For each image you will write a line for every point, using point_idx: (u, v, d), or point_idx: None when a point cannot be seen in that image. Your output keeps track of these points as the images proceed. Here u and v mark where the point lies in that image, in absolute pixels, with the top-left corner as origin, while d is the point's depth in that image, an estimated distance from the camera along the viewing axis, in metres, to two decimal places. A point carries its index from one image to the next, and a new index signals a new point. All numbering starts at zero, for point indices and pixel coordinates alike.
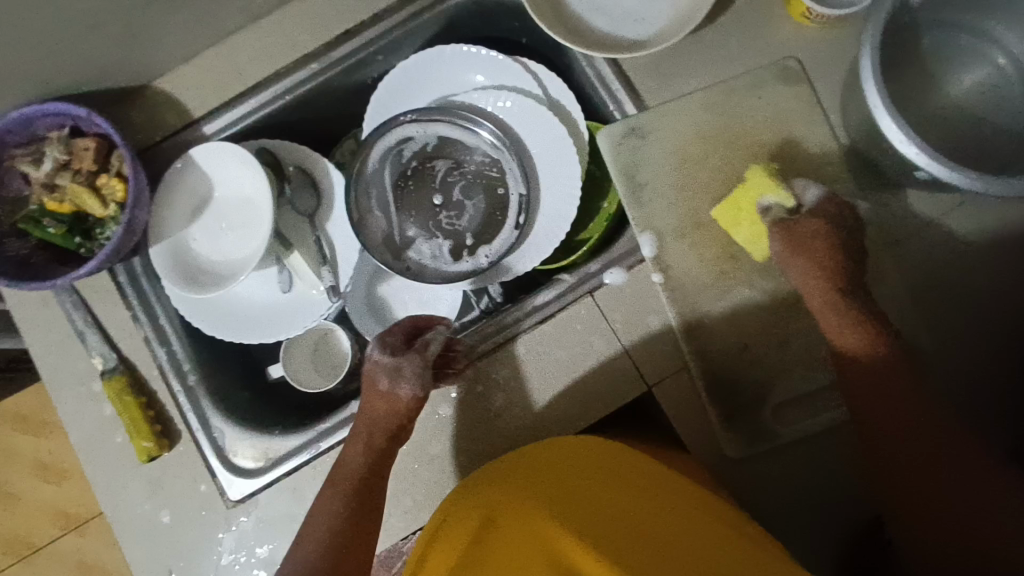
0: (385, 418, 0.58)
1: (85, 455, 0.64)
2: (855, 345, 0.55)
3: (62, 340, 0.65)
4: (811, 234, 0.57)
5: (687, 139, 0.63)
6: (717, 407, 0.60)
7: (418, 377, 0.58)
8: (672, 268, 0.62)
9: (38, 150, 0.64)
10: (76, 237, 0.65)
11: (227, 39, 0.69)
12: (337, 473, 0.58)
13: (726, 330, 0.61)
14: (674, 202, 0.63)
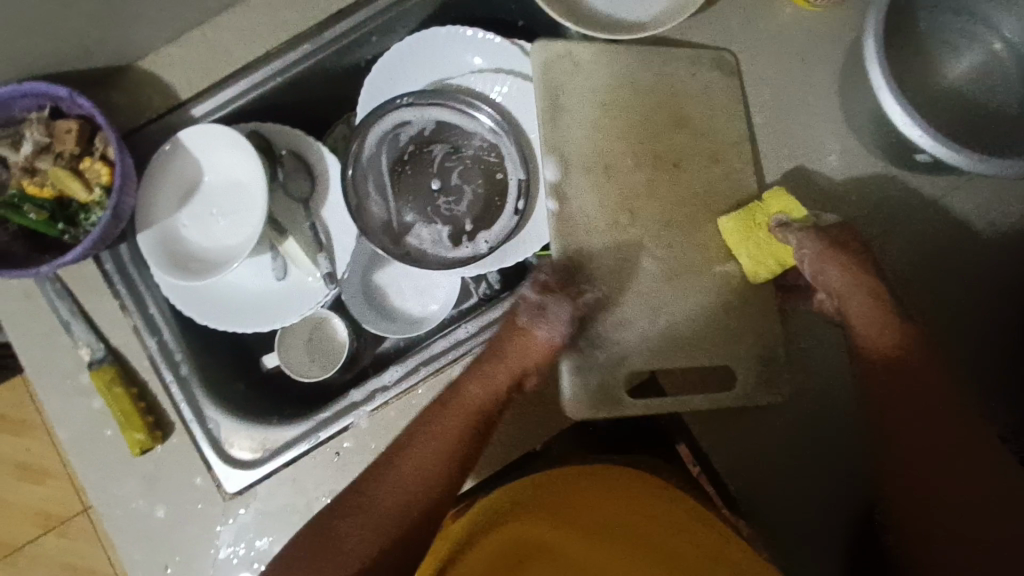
0: (520, 360, 0.57)
1: (74, 449, 0.61)
2: (890, 343, 0.52)
3: (47, 332, 0.63)
4: (845, 240, 0.55)
5: (613, 84, 0.62)
6: (592, 369, 0.58)
7: (565, 323, 0.57)
8: (569, 202, 0.60)
9: (17, 133, 0.61)
10: (59, 223, 0.62)
11: (214, 19, 0.66)
12: (450, 406, 0.57)
13: (615, 289, 0.59)
14: (587, 135, 0.61)
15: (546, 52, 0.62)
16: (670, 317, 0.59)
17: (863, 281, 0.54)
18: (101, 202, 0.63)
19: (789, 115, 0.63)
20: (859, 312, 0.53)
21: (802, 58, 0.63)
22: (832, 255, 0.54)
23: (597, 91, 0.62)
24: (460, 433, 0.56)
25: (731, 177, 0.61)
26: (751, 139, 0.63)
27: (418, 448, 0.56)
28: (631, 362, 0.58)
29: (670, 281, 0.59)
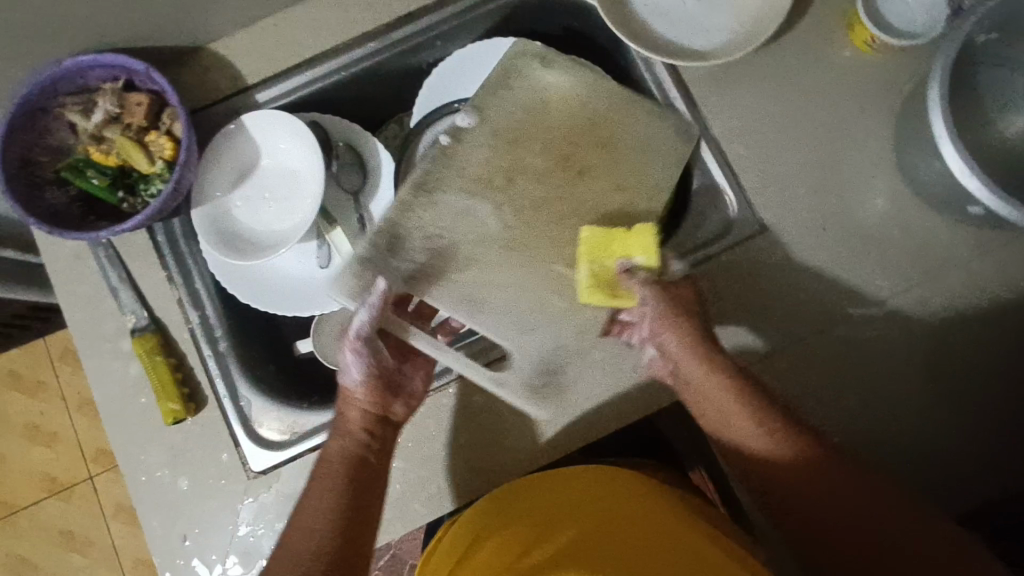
0: (352, 406, 0.57)
1: (106, 413, 0.62)
2: (795, 451, 0.52)
3: (93, 296, 0.64)
4: (683, 298, 0.57)
5: (556, 94, 0.65)
6: (386, 283, 0.60)
7: (364, 354, 0.55)
8: (465, 146, 0.64)
9: (89, 100, 0.63)
10: (120, 191, 0.65)
11: (287, 9, 0.68)
12: (320, 468, 0.54)
13: (425, 224, 0.62)
14: (508, 110, 0.65)
15: (533, 47, 0.66)
16: (496, 277, 0.62)
17: (694, 336, 0.55)
18: (161, 174, 0.65)
19: (841, 153, 0.63)
20: (692, 363, 0.55)
21: (857, 100, 0.63)
22: (666, 319, 0.56)
23: (534, 89, 0.65)
24: (341, 477, 0.53)
25: (777, 208, 0.62)
26: (801, 173, 0.63)
27: (307, 510, 0.52)
28: (427, 290, 0.61)
29: (506, 252, 0.62)
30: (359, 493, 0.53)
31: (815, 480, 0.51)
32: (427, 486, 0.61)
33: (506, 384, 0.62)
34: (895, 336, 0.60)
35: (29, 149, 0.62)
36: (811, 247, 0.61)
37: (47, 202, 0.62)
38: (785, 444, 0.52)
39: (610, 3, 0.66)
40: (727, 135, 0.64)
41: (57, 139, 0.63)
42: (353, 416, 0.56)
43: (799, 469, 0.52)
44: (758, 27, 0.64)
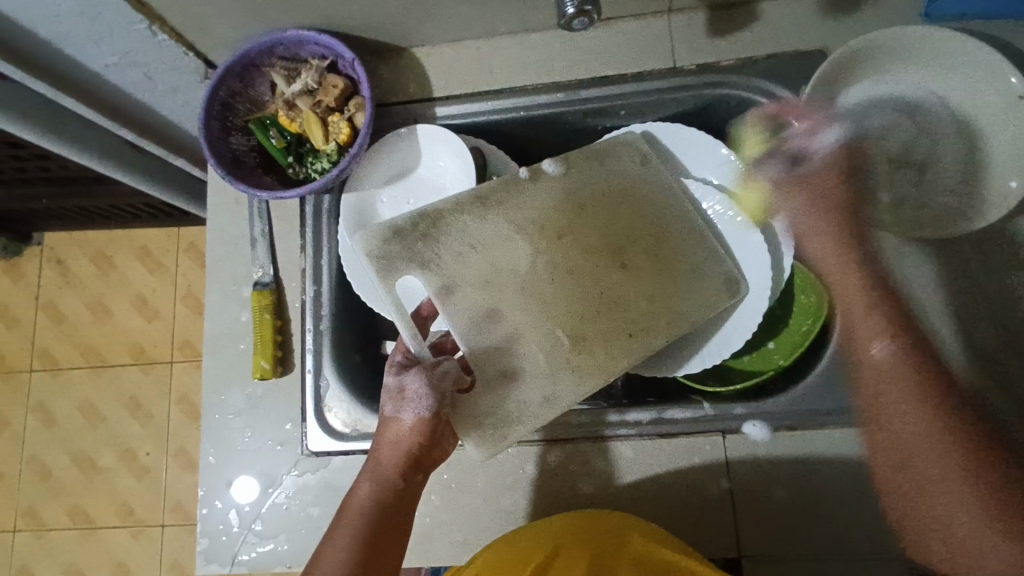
0: (393, 447, 0.56)
1: (208, 345, 0.68)
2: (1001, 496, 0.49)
3: (236, 239, 0.69)
4: (824, 183, 0.63)
5: (636, 185, 0.65)
6: (401, 259, 0.60)
7: (425, 398, 0.56)
8: (531, 195, 0.63)
9: (294, 68, 0.68)
10: (290, 156, 0.70)
11: (493, 39, 0.70)
12: (343, 512, 0.55)
13: (464, 232, 0.61)
14: (591, 180, 0.64)
15: (643, 145, 0.66)
16: (504, 317, 0.59)
17: (825, 200, 0.62)
18: (330, 154, 0.69)
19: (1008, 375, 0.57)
20: (836, 200, 0.62)
21: None
22: (806, 198, 0.63)
23: (623, 177, 0.65)
24: (367, 524, 0.53)
25: None
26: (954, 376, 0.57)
27: (325, 553, 0.52)
28: (430, 280, 0.60)
29: (522, 296, 0.60)
30: (379, 538, 0.53)
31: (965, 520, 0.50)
32: (454, 532, 0.61)
33: (566, 467, 0.62)
34: None
35: (232, 96, 0.68)
36: None
37: (230, 146, 0.68)
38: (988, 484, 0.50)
39: (811, 134, 0.62)
40: None
41: (257, 93, 0.69)
42: (391, 461, 0.56)
43: (902, 377, 0.54)
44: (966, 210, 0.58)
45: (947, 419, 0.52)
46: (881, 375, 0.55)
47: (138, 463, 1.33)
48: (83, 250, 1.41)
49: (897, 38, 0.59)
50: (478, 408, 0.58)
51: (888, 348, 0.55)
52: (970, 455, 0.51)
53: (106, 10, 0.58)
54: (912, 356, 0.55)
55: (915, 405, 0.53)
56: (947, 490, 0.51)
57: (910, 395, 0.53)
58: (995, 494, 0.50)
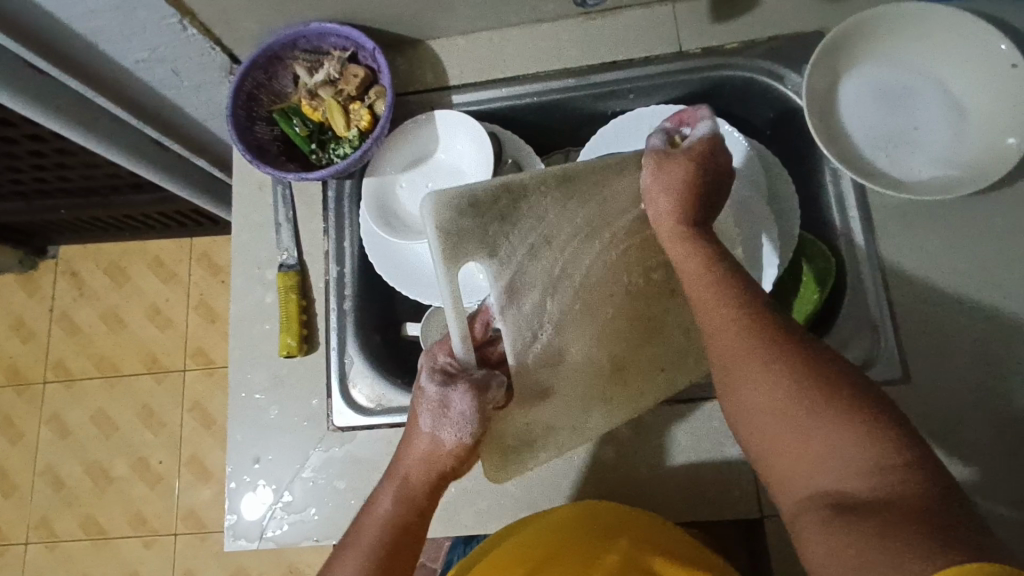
0: (424, 465, 0.54)
1: (234, 327, 0.69)
2: (815, 393, 0.43)
3: (261, 224, 0.72)
4: (696, 151, 0.55)
5: None
6: (471, 242, 0.55)
7: (471, 425, 0.53)
8: (614, 200, 0.59)
9: (317, 60, 0.71)
10: (313, 144, 0.73)
11: (506, 29, 0.73)
12: (361, 523, 0.53)
13: (542, 212, 0.58)
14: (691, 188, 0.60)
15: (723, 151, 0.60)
16: (563, 330, 0.58)
17: (687, 199, 0.55)
18: (352, 140, 0.72)
19: (1018, 333, 0.58)
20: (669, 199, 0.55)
21: None
22: (659, 167, 0.56)
23: (704, 187, 0.60)
24: (385, 544, 0.52)
25: (926, 362, 0.59)
26: (965, 334, 0.59)
27: (337, 567, 0.51)
28: (491, 272, 0.56)
29: (579, 313, 0.59)
30: (394, 559, 0.52)
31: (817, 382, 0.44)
32: (479, 501, 0.63)
33: None
34: (1015, 543, 0.55)
35: (257, 87, 0.70)
36: (947, 418, 0.58)
37: (255, 134, 0.71)
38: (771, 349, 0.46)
39: (816, 108, 0.65)
40: (892, 273, 0.61)
41: (281, 85, 0.72)
42: (422, 478, 0.54)
43: (722, 292, 0.50)
44: (966, 174, 0.61)
45: (755, 311, 0.49)
46: (699, 292, 0.52)
47: (151, 471, 1.33)
48: (96, 261, 1.43)
49: (892, 14, 0.62)
50: (512, 425, 0.58)
51: (707, 274, 0.51)
52: (779, 364, 0.45)
53: (140, 5, 0.61)
54: (721, 278, 0.51)
55: (743, 326, 0.48)
56: (812, 417, 0.43)
57: (743, 332, 0.48)
58: (835, 405, 0.43)
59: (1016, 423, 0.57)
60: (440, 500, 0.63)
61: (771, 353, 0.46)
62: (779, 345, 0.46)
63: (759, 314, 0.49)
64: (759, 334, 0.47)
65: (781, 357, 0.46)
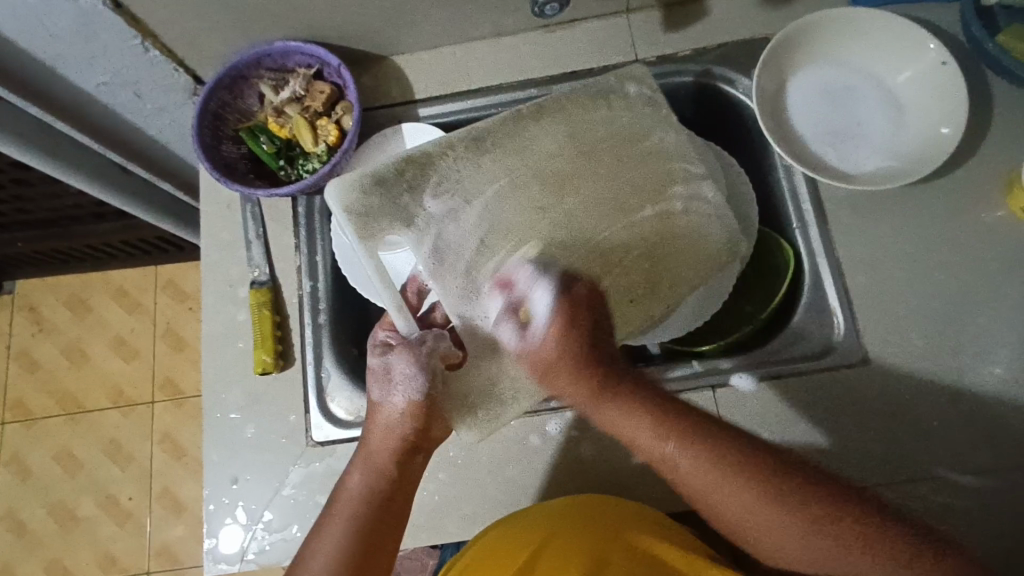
0: (386, 434, 0.55)
1: (207, 348, 0.68)
2: (792, 514, 0.49)
3: (230, 243, 0.71)
4: (579, 317, 0.55)
5: (628, 130, 0.63)
6: (384, 213, 0.59)
7: (415, 380, 0.55)
8: (534, 143, 0.62)
9: (282, 78, 0.72)
10: (281, 160, 0.73)
11: (468, 44, 0.75)
12: (334, 505, 0.54)
13: (460, 171, 0.62)
14: (595, 112, 0.63)
15: (647, 89, 0.65)
16: (502, 278, 0.59)
17: (573, 342, 0.54)
18: (320, 155, 0.73)
19: (966, 312, 0.62)
20: (558, 373, 0.55)
21: (996, 264, 0.63)
22: (562, 332, 0.54)
23: (631, 124, 0.63)
24: (359, 521, 0.53)
25: (884, 344, 0.62)
26: (918, 315, 0.62)
27: (314, 558, 0.52)
28: (415, 238, 0.59)
29: (515, 249, 0.59)
30: (374, 533, 0.53)
31: (778, 496, 0.49)
32: (464, 507, 0.63)
33: (567, 434, 0.64)
34: (978, 512, 0.58)
35: (223, 106, 0.71)
36: (908, 395, 0.61)
37: (222, 153, 0.71)
38: (724, 497, 0.50)
39: (767, 109, 0.68)
40: (847, 261, 0.65)
41: (246, 103, 0.73)
42: (384, 447, 0.55)
43: (711, 475, 0.51)
44: (907, 166, 0.64)
45: (710, 463, 0.51)
46: (680, 476, 0.52)
47: (120, 509, 1.29)
48: (56, 294, 1.39)
49: (830, 19, 0.67)
50: (472, 382, 0.58)
51: (672, 445, 0.52)
52: (761, 505, 0.50)
53: (101, 27, 0.61)
54: (702, 447, 0.51)
55: (737, 478, 0.50)
56: (833, 557, 0.49)
57: (751, 495, 0.50)
58: (806, 521, 0.49)
59: (970, 397, 0.60)
60: (424, 508, 0.63)
61: (716, 510, 0.51)
62: (726, 509, 0.51)
63: (702, 441, 0.51)
64: (720, 474, 0.50)
65: (738, 490, 0.50)
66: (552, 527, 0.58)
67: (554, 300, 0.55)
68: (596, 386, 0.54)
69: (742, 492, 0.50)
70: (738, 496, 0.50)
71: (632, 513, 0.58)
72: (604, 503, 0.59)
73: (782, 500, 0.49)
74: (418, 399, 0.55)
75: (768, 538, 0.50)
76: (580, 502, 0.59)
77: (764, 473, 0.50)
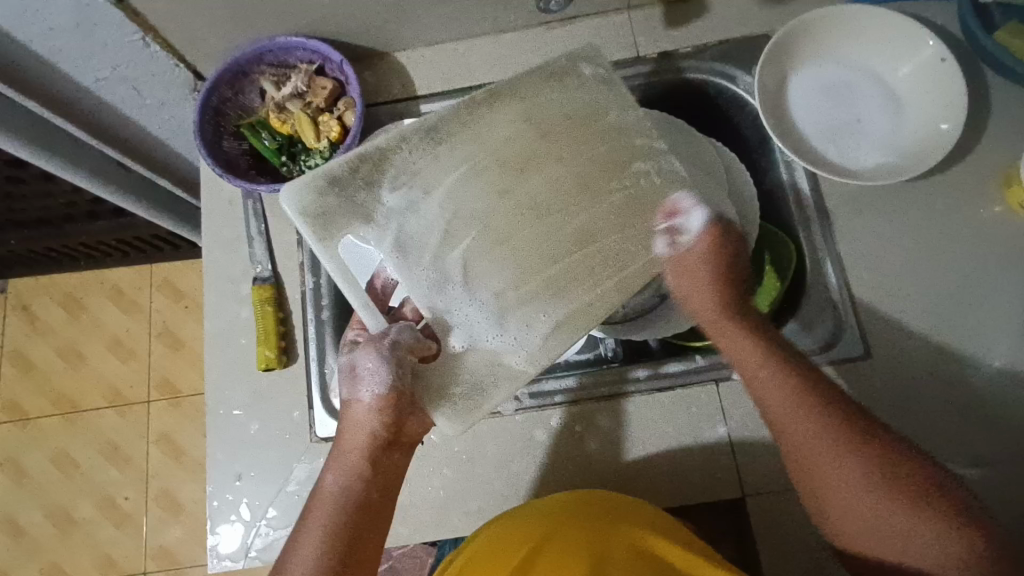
0: (357, 432, 0.55)
1: (209, 344, 0.68)
2: (880, 476, 0.50)
3: (232, 239, 0.71)
4: (727, 253, 0.59)
5: (582, 108, 0.60)
6: (343, 213, 0.57)
7: (379, 374, 0.54)
8: (487, 131, 0.59)
9: (283, 74, 0.71)
10: (282, 157, 0.73)
11: (469, 40, 0.75)
12: (311, 503, 0.54)
13: (415, 166, 0.59)
14: (545, 94, 0.60)
15: (602, 68, 0.61)
16: (471, 270, 0.56)
17: (717, 253, 0.59)
18: (322, 151, 0.73)
19: (966, 306, 0.63)
20: (705, 303, 0.59)
21: (994, 258, 0.63)
22: (678, 274, 0.59)
23: (585, 101, 0.60)
24: (338, 515, 0.52)
25: (885, 337, 0.63)
26: (920, 309, 0.63)
27: (291, 556, 0.51)
28: (376, 237, 0.57)
29: (479, 237, 0.57)
30: (356, 529, 0.52)
31: (874, 457, 0.50)
32: (469, 502, 0.63)
33: (571, 429, 0.64)
34: (978, 503, 0.58)
35: (223, 102, 0.70)
36: (908, 388, 0.61)
37: (222, 150, 0.71)
38: (812, 442, 0.52)
39: (768, 105, 0.68)
40: (847, 256, 0.65)
41: (247, 99, 0.72)
42: (356, 444, 0.55)
43: (831, 449, 0.51)
44: (906, 162, 0.65)
45: (813, 408, 0.52)
46: (790, 437, 0.53)
47: (116, 509, 1.28)
48: (50, 294, 1.37)
49: (829, 17, 0.67)
50: (446, 374, 0.55)
51: (774, 372, 0.55)
52: (854, 455, 0.50)
53: (101, 21, 0.61)
54: (819, 425, 0.52)
55: (836, 431, 0.51)
56: (908, 530, 0.48)
57: (861, 481, 0.50)
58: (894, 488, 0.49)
59: (970, 390, 0.61)
60: (430, 504, 0.63)
61: (803, 451, 0.52)
62: (811, 453, 0.52)
63: (801, 383, 0.54)
64: (807, 411, 0.52)
65: (831, 438, 0.51)
66: (549, 524, 0.58)
67: (706, 223, 0.58)
68: (773, 355, 0.55)
69: (826, 435, 0.51)
70: (827, 434, 0.51)
71: (633, 512, 0.58)
72: (605, 500, 0.59)
73: (883, 466, 0.50)
74: (384, 393, 0.54)
75: (850, 501, 0.50)
76: (579, 501, 0.59)
77: (853, 431, 0.51)
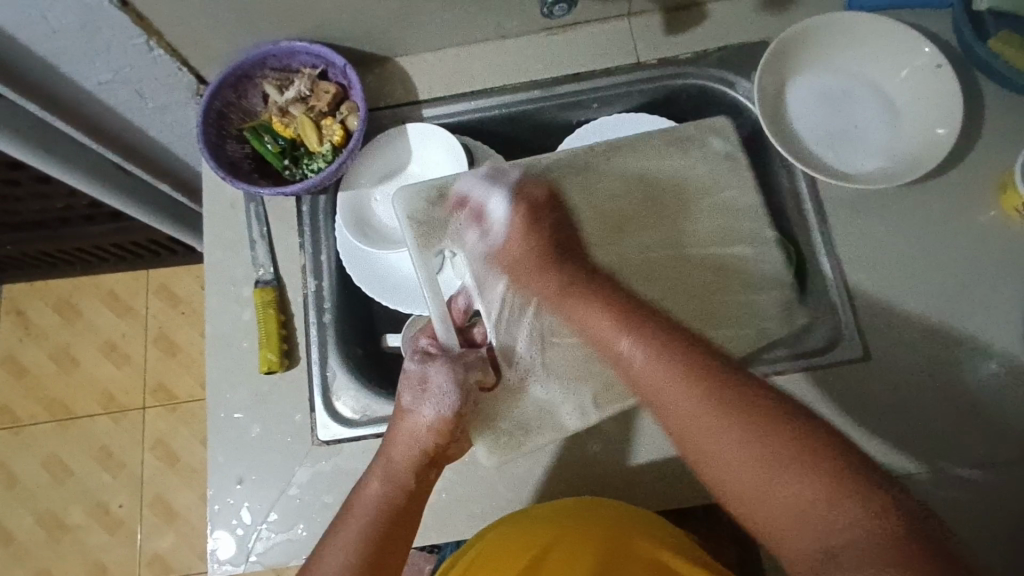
0: (410, 444, 0.57)
1: (210, 347, 0.68)
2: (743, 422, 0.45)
3: (233, 242, 0.71)
4: (538, 218, 0.65)
5: (703, 187, 0.69)
6: (434, 233, 0.68)
7: (449, 394, 0.60)
8: (600, 188, 0.69)
9: (286, 78, 0.72)
10: (285, 160, 0.73)
11: (471, 46, 0.76)
12: (352, 508, 0.54)
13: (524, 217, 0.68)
14: (674, 168, 0.70)
15: (730, 144, 0.70)
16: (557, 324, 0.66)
17: (533, 232, 0.64)
18: (325, 155, 0.73)
19: (963, 310, 0.63)
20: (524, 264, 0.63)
21: (989, 262, 0.64)
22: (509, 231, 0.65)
23: (704, 172, 0.69)
24: (372, 525, 0.53)
25: (883, 340, 0.63)
26: (917, 313, 0.64)
27: (325, 556, 0.51)
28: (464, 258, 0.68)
29: None
30: (386, 542, 0.53)
31: (735, 410, 0.46)
32: (473, 505, 0.63)
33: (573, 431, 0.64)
34: (977, 504, 0.59)
35: (226, 106, 0.71)
36: (906, 390, 0.62)
37: (225, 153, 0.71)
38: (684, 401, 0.48)
39: (767, 110, 0.69)
40: (846, 260, 0.66)
41: (249, 103, 0.73)
42: (406, 459, 0.57)
43: (686, 387, 0.48)
44: (902, 166, 0.66)
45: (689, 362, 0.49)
46: (662, 397, 0.49)
47: (110, 517, 1.26)
48: (44, 298, 1.37)
49: (826, 24, 0.68)
50: (503, 410, 0.64)
51: (635, 343, 0.53)
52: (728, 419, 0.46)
53: (105, 24, 0.61)
54: (657, 343, 0.51)
55: (703, 385, 0.48)
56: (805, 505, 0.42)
57: (723, 421, 0.46)
58: (795, 456, 0.43)
59: (969, 392, 0.61)
60: (433, 507, 0.63)
61: (683, 417, 0.48)
62: (691, 417, 0.47)
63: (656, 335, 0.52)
64: (655, 359, 0.51)
65: (696, 397, 0.47)
66: (558, 531, 0.57)
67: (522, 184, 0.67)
68: (622, 316, 0.55)
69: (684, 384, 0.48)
70: (686, 385, 0.48)
71: (638, 521, 0.58)
72: (615, 511, 0.58)
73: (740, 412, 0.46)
74: (449, 412, 0.60)
75: (746, 472, 0.44)
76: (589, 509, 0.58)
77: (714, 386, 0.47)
